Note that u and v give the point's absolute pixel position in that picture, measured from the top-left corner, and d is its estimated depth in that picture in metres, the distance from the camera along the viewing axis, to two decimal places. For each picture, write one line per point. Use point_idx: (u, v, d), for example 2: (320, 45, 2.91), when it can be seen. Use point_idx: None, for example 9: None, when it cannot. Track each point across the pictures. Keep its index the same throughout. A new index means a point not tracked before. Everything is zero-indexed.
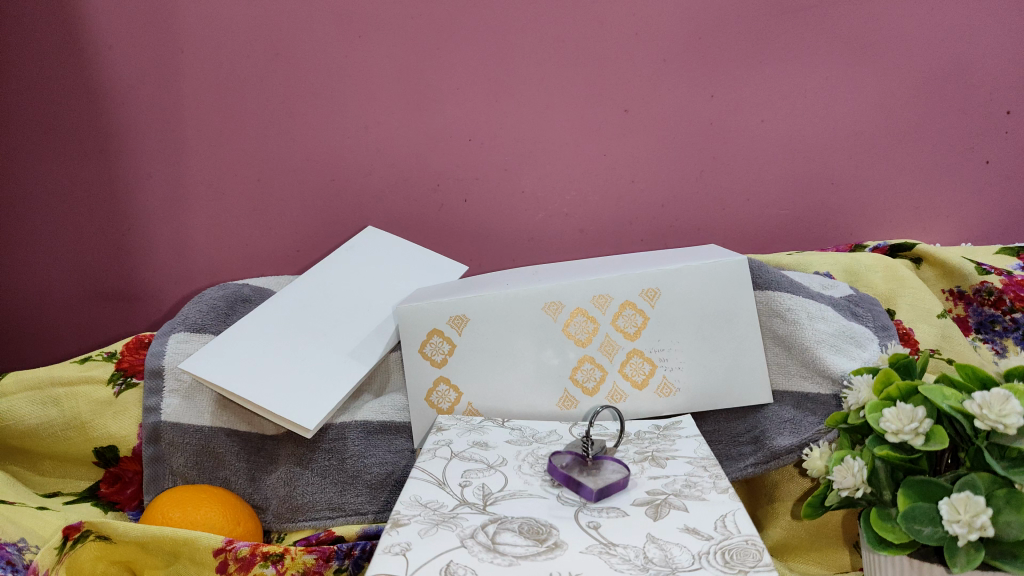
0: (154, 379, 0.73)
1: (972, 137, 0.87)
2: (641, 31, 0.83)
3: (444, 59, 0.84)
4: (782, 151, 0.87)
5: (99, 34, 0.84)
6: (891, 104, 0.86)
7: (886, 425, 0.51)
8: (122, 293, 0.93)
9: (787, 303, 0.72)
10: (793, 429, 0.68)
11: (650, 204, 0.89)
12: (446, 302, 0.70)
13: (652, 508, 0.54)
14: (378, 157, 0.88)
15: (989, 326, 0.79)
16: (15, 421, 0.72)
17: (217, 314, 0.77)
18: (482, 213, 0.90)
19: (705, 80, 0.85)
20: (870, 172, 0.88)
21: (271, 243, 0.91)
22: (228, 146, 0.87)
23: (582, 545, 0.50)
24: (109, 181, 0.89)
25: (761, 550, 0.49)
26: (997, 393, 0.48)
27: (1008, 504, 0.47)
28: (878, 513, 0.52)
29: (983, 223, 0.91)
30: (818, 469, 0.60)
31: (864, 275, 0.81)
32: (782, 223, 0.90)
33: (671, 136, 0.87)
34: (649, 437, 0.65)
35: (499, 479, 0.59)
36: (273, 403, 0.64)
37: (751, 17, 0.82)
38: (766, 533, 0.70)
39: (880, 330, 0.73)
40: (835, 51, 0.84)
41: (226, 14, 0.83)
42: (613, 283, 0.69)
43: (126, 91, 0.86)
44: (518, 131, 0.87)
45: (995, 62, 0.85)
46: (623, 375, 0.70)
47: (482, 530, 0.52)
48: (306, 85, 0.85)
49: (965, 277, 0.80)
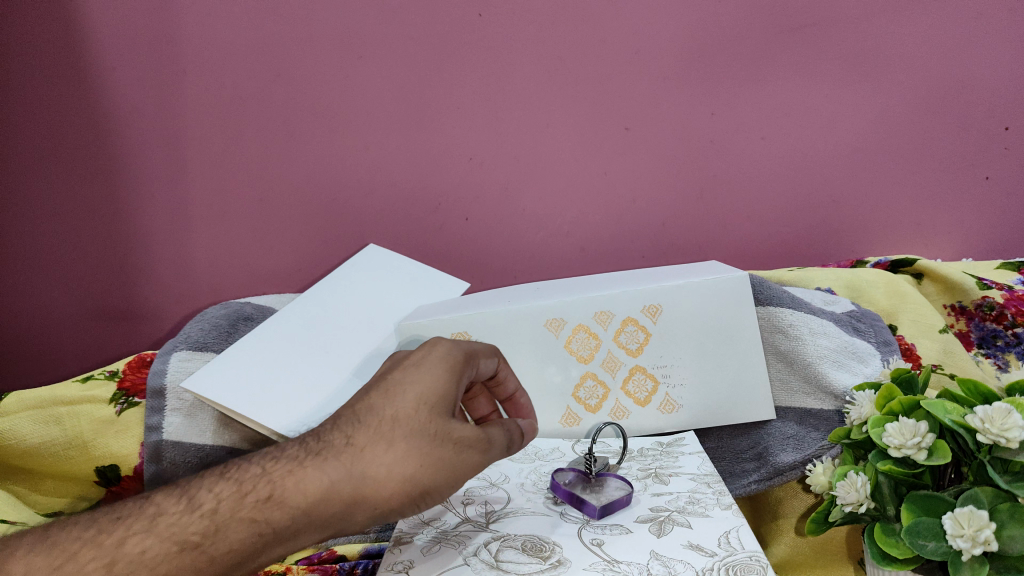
0: (155, 398, 0.72)
1: (972, 154, 0.88)
2: (641, 50, 0.84)
3: (446, 77, 0.85)
4: (781, 167, 0.88)
5: (104, 55, 0.85)
6: (890, 121, 0.86)
7: (889, 440, 0.51)
8: (123, 311, 0.94)
9: (788, 319, 0.72)
10: (796, 446, 0.68)
11: (651, 221, 0.90)
12: (446, 320, 0.69)
13: (655, 525, 0.54)
14: (381, 175, 0.89)
15: (990, 341, 0.79)
16: (17, 440, 0.72)
17: (219, 332, 0.78)
18: (484, 231, 0.91)
19: (705, 97, 0.86)
20: (869, 188, 0.89)
21: (275, 261, 0.92)
22: (232, 165, 0.88)
23: (584, 563, 0.50)
24: (111, 201, 0.90)
25: (765, 568, 0.48)
26: (999, 407, 0.48)
27: (1011, 518, 0.47)
28: (882, 529, 0.52)
29: (982, 238, 0.91)
30: (821, 485, 0.59)
31: (865, 291, 0.81)
32: (781, 239, 0.91)
33: (671, 154, 0.88)
34: (652, 453, 0.66)
35: (502, 497, 0.59)
36: (274, 421, 0.65)
37: (749, 35, 0.83)
38: (771, 550, 0.69)
39: (882, 345, 0.73)
40: (832, 68, 0.84)
41: (231, 34, 0.84)
42: (615, 300, 0.69)
43: (131, 111, 0.87)
44: (519, 149, 0.88)
45: (994, 78, 0.85)
46: (625, 392, 0.71)
47: (485, 547, 0.52)
48: (310, 104, 0.87)
49: (967, 292, 0.80)
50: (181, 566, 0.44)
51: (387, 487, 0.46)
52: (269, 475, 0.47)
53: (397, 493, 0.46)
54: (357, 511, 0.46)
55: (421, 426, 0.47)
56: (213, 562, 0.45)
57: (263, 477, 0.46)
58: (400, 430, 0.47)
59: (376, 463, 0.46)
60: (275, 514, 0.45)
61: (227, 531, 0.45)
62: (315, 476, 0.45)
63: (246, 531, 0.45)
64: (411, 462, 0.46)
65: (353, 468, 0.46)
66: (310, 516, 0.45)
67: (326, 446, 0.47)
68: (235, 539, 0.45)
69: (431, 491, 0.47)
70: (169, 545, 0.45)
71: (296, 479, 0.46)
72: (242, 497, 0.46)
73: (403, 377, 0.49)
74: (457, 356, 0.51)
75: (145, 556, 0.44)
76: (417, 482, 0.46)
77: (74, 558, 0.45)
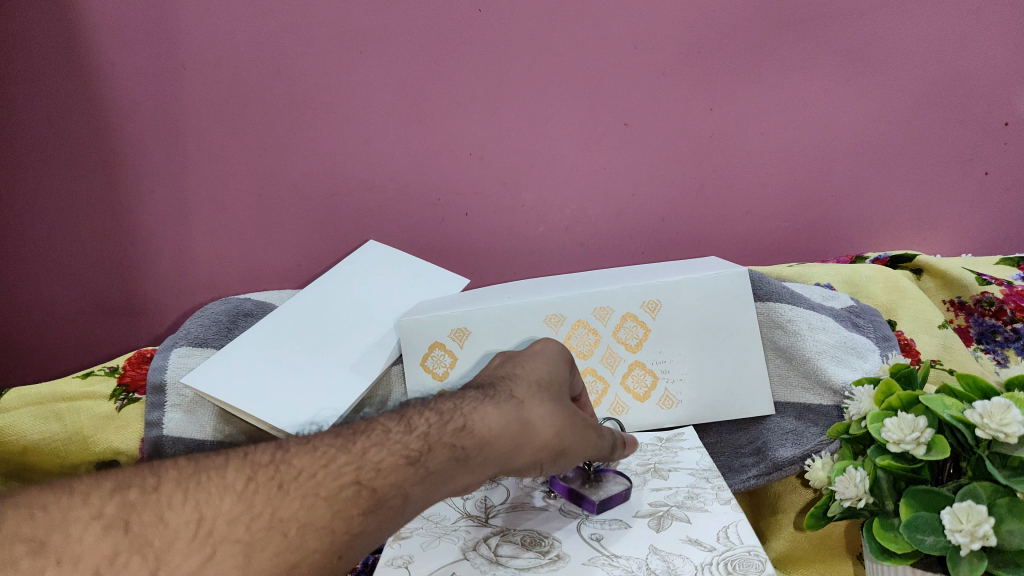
0: (155, 394, 0.72)
1: (970, 148, 0.87)
2: (640, 45, 0.84)
3: (445, 73, 0.85)
4: (781, 162, 0.88)
5: (103, 50, 0.85)
6: (890, 116, 0.86)
7: (887, 436, 0.51)
8: (124, 307, 0.94)
9: (788, 314, 0.72)
10: (795, 440, 0.68)
11: (651, 216, 0.90)
12: (445, 316, 0.70)
13: (655, 520, 0.54)
14: (380, 171, 0.89)
15: (989, 337, 0.79)
16: (16, 436, 0.72)
17: (219, 328, 0.78)
18: (483, 226, 0.91)
19: (704, 92, 0.85)
20: (869, 184, 0.89)
21: (275, 257, 0.92)
22: (232, 160, 0.88)
23: (584, 558, 0.50)
24: (111, 196, 0.90)
25: (764, 562, 0.48)
26: (997, 403, 0.48)
27: (1010, 512, 0.47)
28: (880, 523, 0.52)
29: (981, 234, 0.91)
30: (820, 480, 0.59)
31: (864, 286, 0.81)
32: (781, 235, 0.91)
33: (670, 150, 0.88)
34: (652, 448, 0.66)
35: (501, 492, 0.59)
36: (267, 412, 0.65)
37: (749, 30, 0.83)
38: (771, 545, 0.69)
39: (881, 340, 0.73)
40: (832, 63, 0.84)
41: (230, 29, 0.84)
42: (614, 295, 0.70)
43: (131, 107, 0.87)
44: (519, 144, 0.88)
45: (993, 73, 0.84)
46: (625, 387, 0.71)
47: (485, 542, 0.52)
48: (309, 100, 0.86)
49: (965, 288, 0.80)
50: (404, 479, 0.43)
51: (544, 438, 0.48)
52: (461, 408, 0.47)
53: (549, 444, 0.49)
54: (527, 450, 0.48)
55: (561, 393, 0.51)
56: (429, 482, 0.44)
57: (457, 411, 0.47)
58: (546, 391, 0.50)
59: (535, 412, 0.49)
60: (474, 440, 0.46)
61: (436, 452, 0.44)
62: (493, 415, 0.47)
63: (450, 455, 0.45)
64: (562, 415, 0.49)
65: (521, 414, 0.48)
66: (496, 450, 0.46)
67: (497, 393, 0.49)
68: (444, 461, 0.44)
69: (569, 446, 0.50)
70: (395, 458, 0.43)
71: (484, 413, 0.47)
72: (449, 424, 0.46)
73: (526, 357, 0.54)
74: (566, 351, 0.56)
75: (376, 466, 0.43)
76: (564, 438, 0.50)
77: (328, 464, 0.43)
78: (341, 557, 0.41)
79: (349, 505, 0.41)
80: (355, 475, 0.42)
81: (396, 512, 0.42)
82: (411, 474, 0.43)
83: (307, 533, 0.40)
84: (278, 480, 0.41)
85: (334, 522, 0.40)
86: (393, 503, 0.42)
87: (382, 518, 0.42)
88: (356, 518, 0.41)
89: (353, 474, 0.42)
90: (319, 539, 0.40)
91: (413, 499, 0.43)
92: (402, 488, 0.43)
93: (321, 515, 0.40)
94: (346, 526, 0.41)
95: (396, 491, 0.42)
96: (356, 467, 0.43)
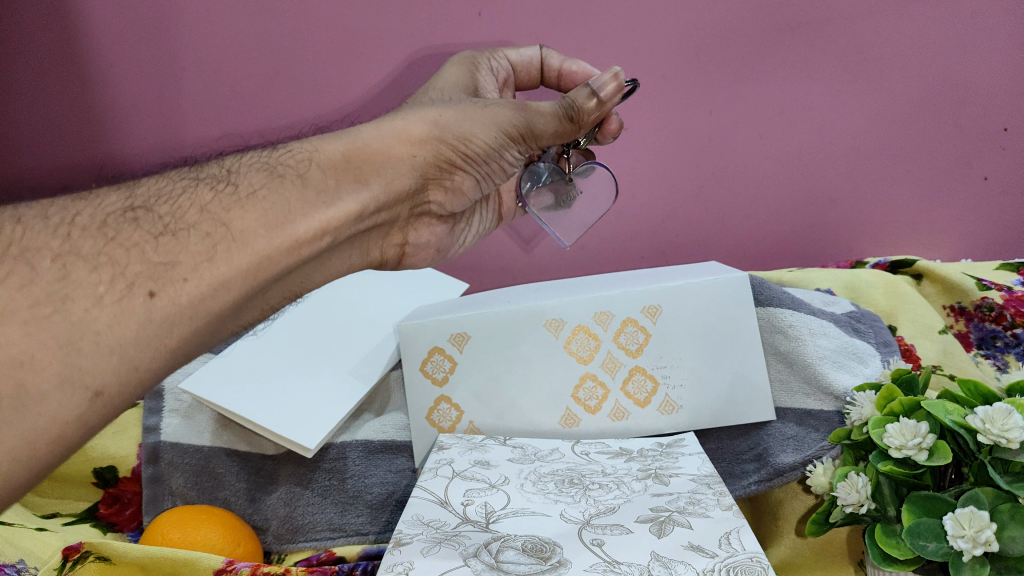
0: (155, 399, 0.79)
1: (970, 153, 0.87)
2: (639, 49, 0.86)
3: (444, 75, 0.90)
4: (781, 167, 0.88)
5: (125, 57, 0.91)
6: (889, 120, 0.86)
7: (889, 441, 0.51)
8: None
9: (788, 319, 0.72)
10: (796, 446, 0.68)
11: (651, 221, 0.92)
12: (447, 321, 0.71)
13: (656, 525, 0.53)
14: None
15: (990, 342, 0.79)
16: None
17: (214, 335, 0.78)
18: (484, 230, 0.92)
19: (703, 96, 0.86)
20: (868, 190, 0.89)
21: None
22: None
23: (586, 563, 0.49)
24: None
25: (767, 568, 0.48)
26: (999, 407, 0.48)
27: (1013, 518, 0.47)
28: (883, 530, 0.52)
29: (982, 239, 0.91)
30: (822, 487, 0.59)
31: (864, 292, 0.81)
32: (782, 239, 0.91)
33: (668, 153, 0.89)
34: (652, 454, 0.65)
35: (501, 497, 0.59)
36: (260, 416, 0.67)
37: (748, 34, 0.83)
38: (772, 551, 0.69)
39: (882, 346, 0.72)
40: (832, 67, 0.84)
41: (243, 32, 0.90)
42: (614, 300, 0.70)
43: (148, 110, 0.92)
44: None
45: (993, 76, 0.84)
46: (625, 393, 0.71)
47: (485, 548, 0.52)
48: None
49: (966, 293, 0.80)
50: (210, 203, 0.41)
51: (399, 143, 0.49)
52: (273, 152, 0.47)
53: (407, 154, 0.49)
54: (393, 161, 0.48)
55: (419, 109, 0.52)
56: (247, 203, 0.42)
57: (271, 150, 0.47)
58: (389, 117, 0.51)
59: (377, 134, 0.48)
60: (300, 161, 0.45)
61: (243, 178, 0.43)
62: (326, 141, 0.47)
63: (266, 176, 0.44)
64: (425, 123, 0.50)
65: (359, 136, 0.48)
66: (342, 164, 0.46)
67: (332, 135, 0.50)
68: (257, 181, 0.43)
69: (474, 143, 0.53)
70: (195, 188, 0.42)
71: (316, 144, 0.47)
72: (265, 158, 0.45)
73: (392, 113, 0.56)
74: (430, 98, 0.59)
75: (165, 197, 0.41)
76: (444, 135, 0.51)
77: (96, 202, 0.40)
78: (153, 294, 0.37)
79: (142, 231, 0.39)
80: (135, 205, 0.40)
81: (221, 236, 0.40)
82: (220, 195, 0.42)
83: (67, 264, 0.36)
84: (16, 216, 0.38)
85: (116, 252, 0.38)
86: (205, 225, 0.40)
87: (197, 243, 0.39)
88: (154, 244, 0.38)
89: (129, 205, 0.40)
90: (102, 266, 0.37)
91: (234, 221, 0.41)
92: (212, 211, 0.41)
93: (85, 245, 0.37)
94: (138, 253, 0.38)
95: (200, 213, 0.40)
96: (127, 201, 0.41)
